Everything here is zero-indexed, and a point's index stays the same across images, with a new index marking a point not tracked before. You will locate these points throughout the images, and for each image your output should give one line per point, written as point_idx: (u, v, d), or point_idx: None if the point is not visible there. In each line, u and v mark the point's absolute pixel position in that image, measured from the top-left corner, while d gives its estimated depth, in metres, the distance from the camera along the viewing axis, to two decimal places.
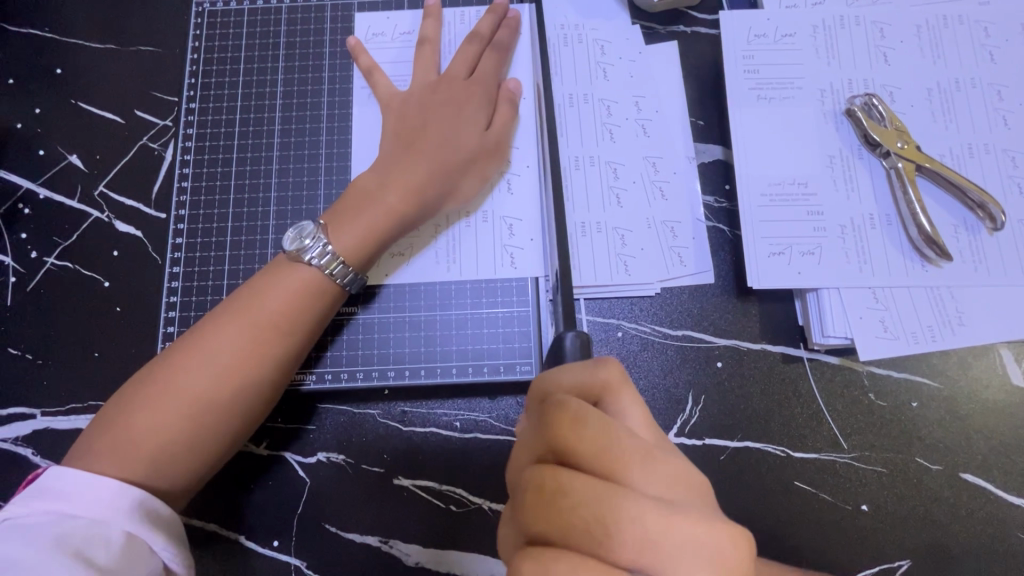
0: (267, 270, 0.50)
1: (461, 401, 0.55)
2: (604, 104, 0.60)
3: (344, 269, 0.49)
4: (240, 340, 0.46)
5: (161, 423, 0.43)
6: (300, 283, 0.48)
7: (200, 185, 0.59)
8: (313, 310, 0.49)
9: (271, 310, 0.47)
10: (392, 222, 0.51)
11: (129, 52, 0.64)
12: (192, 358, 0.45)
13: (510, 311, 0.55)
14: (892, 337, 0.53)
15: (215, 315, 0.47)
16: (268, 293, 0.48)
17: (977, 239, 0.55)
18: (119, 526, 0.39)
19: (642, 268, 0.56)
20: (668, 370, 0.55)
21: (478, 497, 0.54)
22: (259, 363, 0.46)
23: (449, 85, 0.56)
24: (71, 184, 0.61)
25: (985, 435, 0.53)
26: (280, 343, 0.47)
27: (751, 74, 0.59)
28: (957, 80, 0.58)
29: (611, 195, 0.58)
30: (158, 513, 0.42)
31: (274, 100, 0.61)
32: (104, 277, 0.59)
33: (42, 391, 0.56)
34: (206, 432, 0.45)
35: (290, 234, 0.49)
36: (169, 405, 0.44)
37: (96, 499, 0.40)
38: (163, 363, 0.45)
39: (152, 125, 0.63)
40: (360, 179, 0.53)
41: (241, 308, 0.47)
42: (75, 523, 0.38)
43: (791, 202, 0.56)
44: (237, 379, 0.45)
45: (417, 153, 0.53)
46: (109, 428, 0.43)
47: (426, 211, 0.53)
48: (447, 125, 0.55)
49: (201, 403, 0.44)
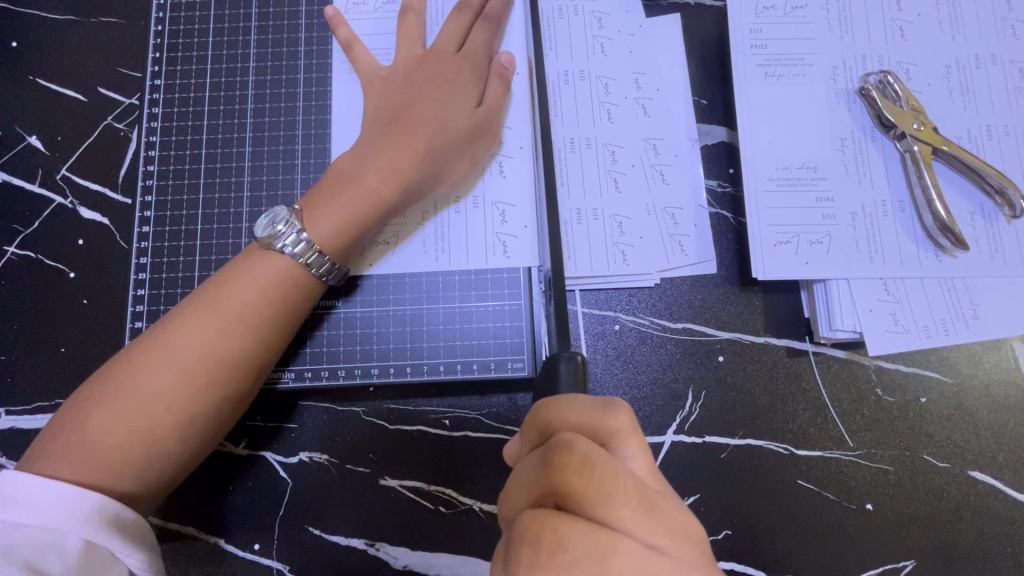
0: (234, 260, 0.46)
1: (449, 398, 0.53)
2: (600, 82, 0.56)
3: (321, 259, 0.46)
4: (202, 335, 0.42)
5: (117, 425, 0.40)
6: (269, 273, 0.44)
7: (167, 169, 0.55)
8: (284, 301, 0.45)
9: (237, 303, 0.43)
10: (372, 209, 0.47)
11: (90, 24, 0.60)
12: (152, 356, 0.42)
13: (502, 304, 0.52)
14: (903, 330, 0.51)
15: (177, 309, 0.44)
16: (233, 283, 0.44)
17: (994, 227, 0.52)
18: (73, 534, 0.37)
19: (640, 257, 0.53)
20: (667, 366, 0.53)
21: (468, 498, 0.51)
22: (223, 360, 0.43)
23: (432, 60, 0.52)
24: (31, 168, 0.57)
25: (995, 432, 0.51)
26: (247, 338, 0.44)
27: (759, 49, 0.55)
28: (977, 57, 0.54)
29: (609, 180, 0.54)
30: (121, 517, 0.39)
31: (247, 77, 0.57)
32: (69, 267, 0.55)
33: (5, 389, 0.53)
34: (167, 433, 0.41)
35: (262, 221, 0.46)
36: (125, 405, 0.40)
37: (50, 505, 0.37)
38: (121, 362, 0.42)
39: (117, 103, 0.58)
40: (339, 159, 0.49)
41: (205, 300, 0.44)
42: (25, 534, 0.36)
43: (799, 186, 0.53)
44: (202, 377, 0.42)
45: (399, 135, 0.49)
46: (65, 429, 0.40)
47: (411, 197, 0.49)
48: (437, 102, 0.50)
49: (161, 403, 0.41)
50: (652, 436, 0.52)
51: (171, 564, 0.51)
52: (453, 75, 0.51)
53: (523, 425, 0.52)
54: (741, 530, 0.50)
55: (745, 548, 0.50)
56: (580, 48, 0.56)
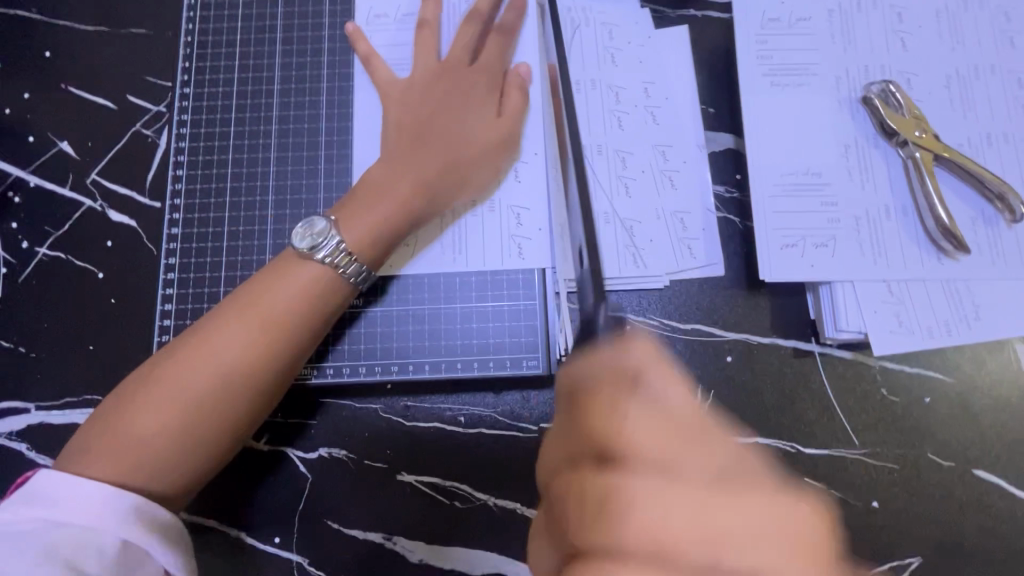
0: (273, 265, 0.48)
1: (465, 396, 0.54)
2: (610, 91, 0.58)
3: (357, 267, 0.48)
4: (240, 335, 0.44)
5: (156, 418, 0.42)
6: (307, 280, 0.46)
7: (195, 173, 0.57)
8: (319, 306, 0.47)
9: (276, 307, 0.45)
10: (405, 218, 0.50)
11: (120, 35, 0.62)
12: (193, 355, 0.44)
13: (517, 304, 0.54)
14: (907, 331, 0.52)
15: (218, 311, 0.46)
16: (273, 288, 0.46)
17: (995, 232, 0.53)
18: (112, 533, 0.38)
19: (654, 259, 0.55)
20: (677, 365, 0.54)
21: (483, 494, 0.53)
22: (258, 359, 0.45)
23: (453, 75, 0.55)
24: (63, 172, 0.59)
25: (999, 431, 0.52)
26: (282, 341, 0.45)
27: (765, 60, 0.57)
28: (976, 67, 0.56)
29: (620, 185, 0.56)
30: (157, 518, 0.41)
31: (272, 85, 0.59)
32: (98, 268, 0.57)
33: (36, 385, 0.55)
34: (205, 432, 0.43)
35: (300, 229, 0.48)
36: (165, 401, 0.43)
37: (90, 506, 0.39)
38: (165, 360, 0.44)
39: (145, 110, 0.61)
40: (369, 171, 0.51)
41: (246, 303, 0.46)
42: (68, 531, 0.37)
43: (805, 192, 0.55)
44: (237, 375, 0.44)
45: (426, 149, 0.52)
46: (107, 422, 0.42)
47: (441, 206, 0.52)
48: (460, 117, 0.53)
49: (201, 402, 0.43)
50: None
51: (194, 556, 0.52)
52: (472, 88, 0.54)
53: (537, 423, 0.54)
54: None
55: None
56: (592, 58, 0.58)
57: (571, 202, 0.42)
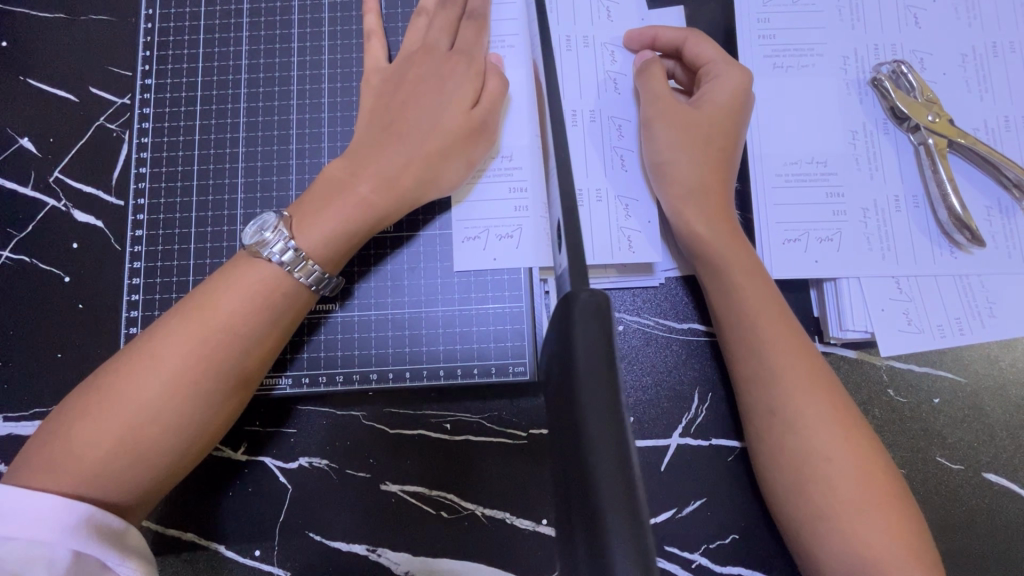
0: (221, 269, 0.45)
1: (450, 402, 0.52)
2: (609, 78, 0.53)
3: (307, 267, 0.44)
4: (189, 345, 0.41)
5: (100, 437, 0.39)
6: (256, 284, 0.43)
7: (159, 171, 0.54)
8: (271, 310, 0.44)
9: (223, 312, 0.42)
10: (362, 214, 0.46)
11: (79, 22, 0.58)
12: (140, 367, 0.41)
13: (503, 306, 0.51)
14: (916, 330, 0.49)
15: (166, 319, 0.43)
16: (219, 293, 0.43)
17: (1011, 222, 0.50)
18: (62, 545, 0.36)
19: (646, 244, 0.51)
20: (672, 367, 0.52)
21: (470, 503, 0.51)
22: (210, 370, 0.41)
23: (427, 55, 0.50)
24: (23, 170, 0.56)
25: (1011, 433, 0.50)
26: (232, 348, 0.42)
27: (767, 40, 0.53)
28: (994, 45, 0.52)
29: (614, 158, 0.52)
30: (110, 526, 0.38)
31: (239, 75, 0.55)
32: (63, 271, 0.54)
33: (1, 396, 0.53)
34: (149, 445, 0.40)
35: (250, 228, 0.44)
36: (109, 417, 0.39)
37: (38, 517, 0.36)
38: (113, 372, 0.41)
39: (108, 103, 0.57)
40: (330, 167, 0.47)
41: (192, 309, 0.43)
42: (13, 547, 0.35)
43: (808, 182, 0.51)
44: (189, 387, 0.41)
45: (394, 135, 0.47)
46: (50, 439, 0.40)
47: (406, 204, 0.48)
48: (427, 102, 0.48)
49: (148, 414, 0.40)
50: (658, 439, 0.51)
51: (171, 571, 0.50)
52: (451, 71, 0.50)
53: (526, 429, 0.51)
54: (748, 534, 0.49)
55: (753, 553, 0.49)
56: (584, 35, 0.54)
57: (551, 192, 0.35)
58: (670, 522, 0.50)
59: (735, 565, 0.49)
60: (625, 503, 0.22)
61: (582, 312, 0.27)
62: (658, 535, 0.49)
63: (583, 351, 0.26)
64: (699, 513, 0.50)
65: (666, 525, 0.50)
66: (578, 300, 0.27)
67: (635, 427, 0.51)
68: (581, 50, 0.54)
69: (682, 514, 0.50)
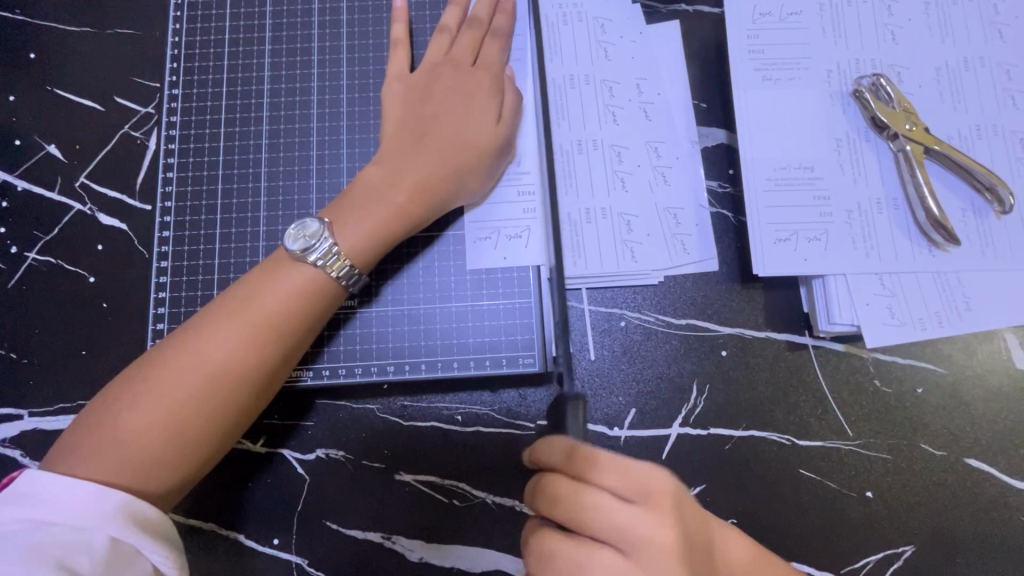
0: (259, 267, 0.47)
1: (462, 395, 0.54)
2: (609, 110, 0.58)
3: (348, 270, 0.47)
4: (231, 341, 0.44)
5: (146, 425, 0.42)
6: (294, 284, 0.46)
7: (185, 176, 0.57)
8: (306, 308, 0.46)
9: (263, 310, 0.45)
10: (398, 220, 0.49)
11: (106, 35, 0.61)
12: (184, 359, 0.43)
13: (512, 302, 0.54)
14: (899, 322, 0.52)
15: (206, 314, 0.45)
16: (259, 291, 0.45)
17: (984, 223, 0.54)
18: (101, 531, 0.38)
19: (648, 255, 0.56)
20: (672, 360, 0.55)
21: (481, 491, 0.53)
22: (250, 365, 0.44)
23: (451, 70, 0.54)
24: (50, 175, 0.59)
25: (989, 421, 0.53)
26: (269, 345, 0.45)
27: (757, 54, 0.57)
28: (965, 60, 0.57)
29: (616, 179, 0.57)
30: (146, 516, 0.40)
31: (262, 85, 0.58)
32: (89, 272, 0.57)
33: (28, 391, 0.55)
34: (190, 434, 0.43)
35: (293, 232, 0.47)
36: (155, 407, 0.42)
37: (80, 504, 0.38)
38: (159, 361, 0.43)
39: (134, 112, 0.60)
40: (366, 175, 0.50)
41: (231, 306, 0.45)
42: (55, 531, 0.36)
43: (798, 186, 0.55)
44: (230, 380, 0.44)
45: (424, 145, 0.51)
46: (96, 426, 0.42)
47: (436, 209, 0.51)
48: (453, 114, 0.52)
49: (191, 405, 0.43)
50: (659, 429, 0.54)
51: (193, 559, 0.52)
52: (474, 88, 0.53)
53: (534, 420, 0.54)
54: (745, 518, 0.52)
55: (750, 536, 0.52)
56: (585, 76, 0.58)
57: None
58: None
59: None
60: None
61: None
62: None
63: None
64: (699, 499, 0.52)
65: None
66: None
67: (637, 417, 0.54)
68: (584, 88, 0.58)
69: None
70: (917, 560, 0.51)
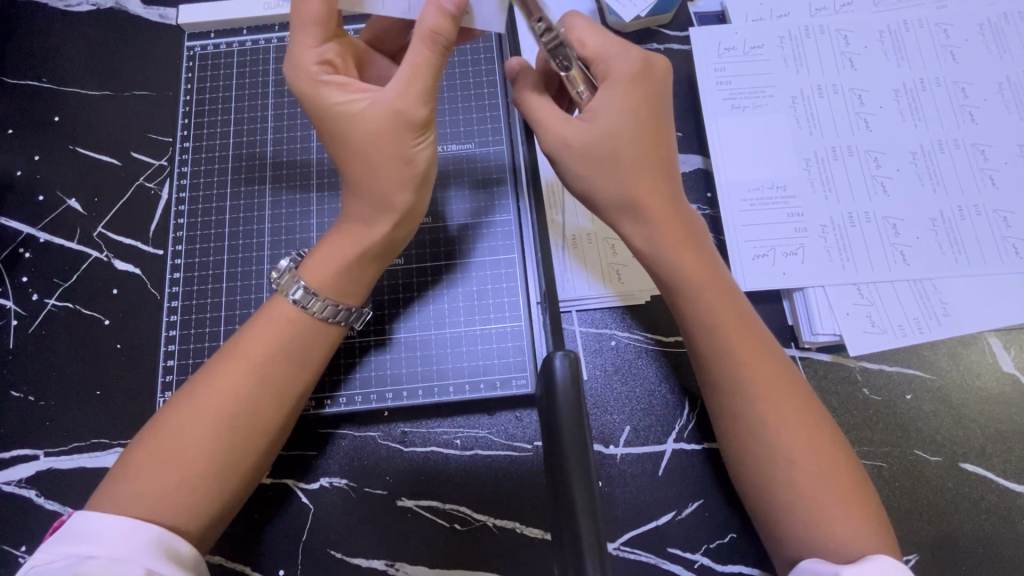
0: (258, 320, 0.46)
1: (459, 419, 0.56)
2: None
3: (322, 302, 0.46)
4: (238, 380, 0.43)
5: (187, 446, 0.41)
6: (261, 347, 0.44)
7: (195, 221, 0.61)
8: (233, 443, 0.42)
9: (176, 448, 0.41)
10: (266, 361, 0.44)
11: (124, 97, 0.67)
12: (262, 352, 0.44)
13: (504, 326, 0.56)
14: (880, 330, 0.54)
15: (211, 378, 0.43)
16: (168, 425, 0.42)
17: (954, 231, 0.56)
18: (138, 563, 0.36)
19: (632, 275, 0.58)
20: (663, 377, 0.56)
21: (482, 514, 0.54)
22: (247, 403, 0.43)
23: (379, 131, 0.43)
24: (70, 227, 0.63)
25: (981, 424, 0.53)
26: (349, 311, 0.47)
27: (725, 85, 0.61)
28: (921, 81, 0.60)
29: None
30: (179, 551, 0.39)
31: (266, 134, 0.63)
32: (104, 315, 0.60)
33: (46, 432, 0.57)
34: None
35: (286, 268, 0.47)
36: (170, 454, 0.41)
37: (116, 539, 0.37)
38: (127, 502, 0.39)
39: (148, 165, 0.65)
40: None
41: (148, 451, 0.41)
42: (91, 565, 0.36)
43: (772, 204, 0.58)
44: (139, 448, 0.41)
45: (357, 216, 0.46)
46: (146, 454, 0.41)
47: (261, 380, 0.44)
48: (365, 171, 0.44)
49: (195, 444, 0.41)
50: (654, 445, 0.55)
51: None
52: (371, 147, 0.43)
53: (531, 441, 0.55)
54: (744, 532, 0.52)
55: (752, 550, 0.52)
56: None
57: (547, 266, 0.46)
58: (669, 524, 0.53)
59: (734, 563, 0.52)
60: (587, 498, 0.32)
61: (561, 372, 0.37)
62: (660, 538, 0.52)
63: (565, 416, 0.35)
64: (697, 514, 0.53)
65: (666, 527, 0.53)
66: (555, 361, 0.37)
67: (632, 434, 0.55)
68: None
69: (681, 516, 0.53)
70: (924, 570, 0.50)
